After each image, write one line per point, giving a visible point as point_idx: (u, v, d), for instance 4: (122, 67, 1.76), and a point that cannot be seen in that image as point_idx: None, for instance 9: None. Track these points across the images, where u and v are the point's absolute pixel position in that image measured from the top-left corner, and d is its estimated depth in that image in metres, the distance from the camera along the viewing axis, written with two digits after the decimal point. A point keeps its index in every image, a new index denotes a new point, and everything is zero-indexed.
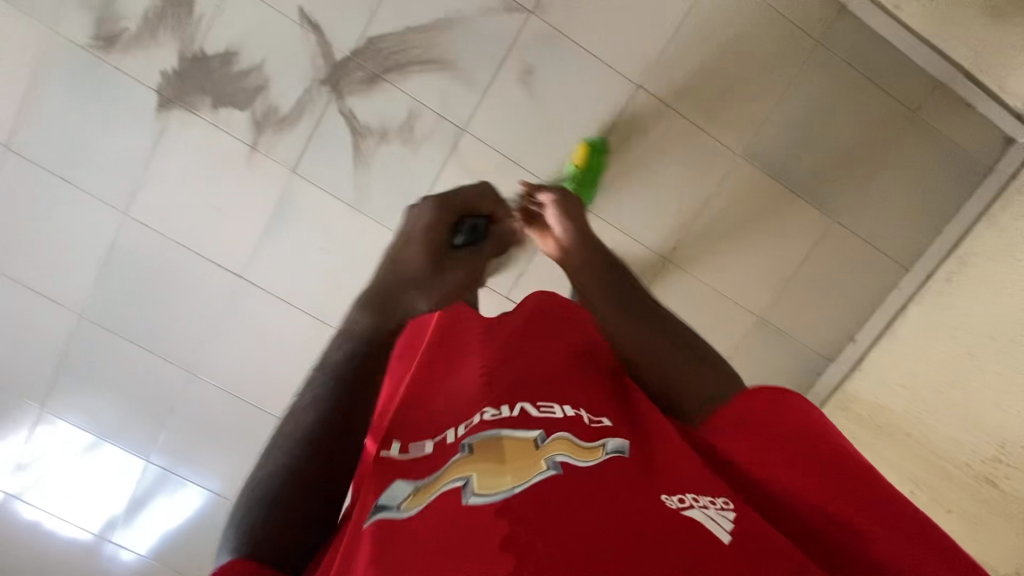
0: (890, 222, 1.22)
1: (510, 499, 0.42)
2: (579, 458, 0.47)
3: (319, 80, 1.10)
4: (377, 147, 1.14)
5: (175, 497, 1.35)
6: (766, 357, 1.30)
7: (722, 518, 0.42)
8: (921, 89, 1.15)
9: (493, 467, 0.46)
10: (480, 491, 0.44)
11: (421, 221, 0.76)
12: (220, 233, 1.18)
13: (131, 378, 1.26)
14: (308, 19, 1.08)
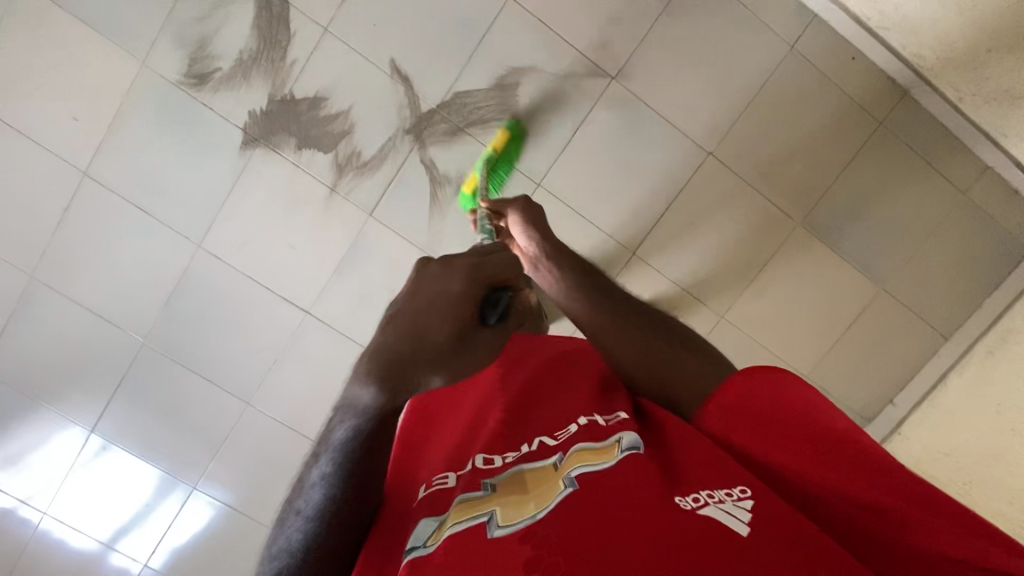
0: (936, 295, 1.27)
1: (533, 526, 0.46)
2: (598, 463, 0.52)
3: (404, 129, 1.14)
4: (454, 196, 1.18)
5: (186, 507, 1.31)
6: None
7: (738, 511, 0.46)
8: (971, 173, 1.22)
9: (518, 499, 0.50)
10: (508, 522, 0.47)
11: (436, 293, 0.63)
12: (292, 268, 1.19)
13: (176, 395, 1.26)
14: (399, 70, 1.12)
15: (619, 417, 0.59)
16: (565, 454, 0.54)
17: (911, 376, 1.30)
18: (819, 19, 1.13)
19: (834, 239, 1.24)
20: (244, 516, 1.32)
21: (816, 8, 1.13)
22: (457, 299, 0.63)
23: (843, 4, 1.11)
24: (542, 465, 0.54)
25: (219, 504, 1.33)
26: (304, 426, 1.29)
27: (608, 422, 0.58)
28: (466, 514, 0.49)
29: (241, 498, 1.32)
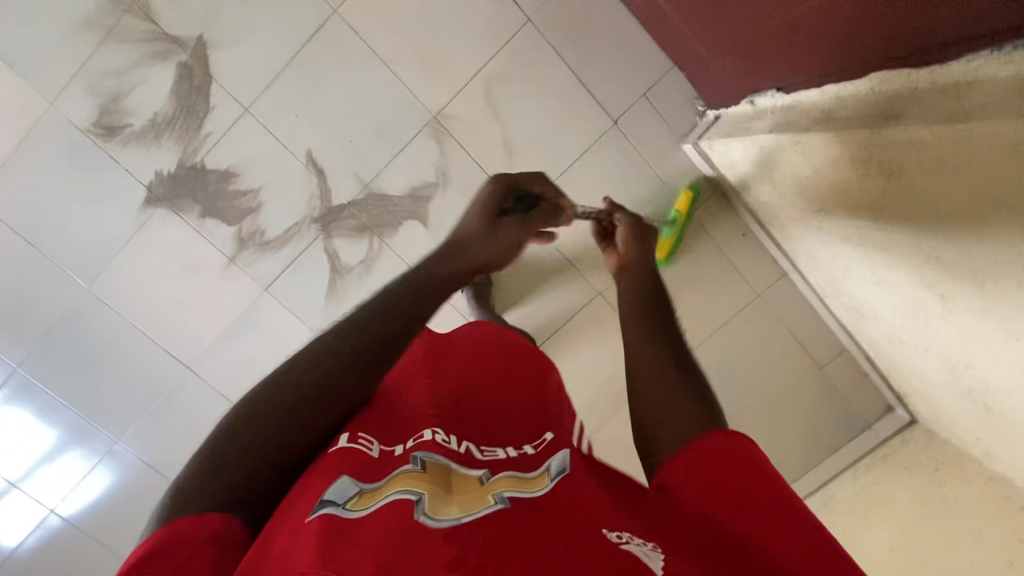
0: (782, 452, 1.38)
1: (460, 524, 0.43)
2: (525, 489, 0.50)
3: (312, 218, 1.16)
4: (352, 286, 1.20)
5: (24, 519, 1.28)
6: None
7: (653, 554, 0.43)
8: (829, 351, 1.33)
9: (443, 497, 0.47)
10: (437, 514, 0.44)
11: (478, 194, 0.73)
12: (181, 325, 1.21)
13: (35, 413, 1.23)
14: (314, 162, 1.13)
15: (544, 441, 0.60)
16: (496, 474, 0.52)
17: None
18: (718, 195, 1.20)
19: None
20: (87, 538, 1.31)
21: (717, 185, 1.19)
22: (486, 188, 0.72)
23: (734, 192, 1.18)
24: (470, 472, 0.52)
25: (61, 522, 1.30)
26: (168, 470, 1.30)
27: (537, 449, 0.58)
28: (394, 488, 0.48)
29: (88, 521, 1.30)
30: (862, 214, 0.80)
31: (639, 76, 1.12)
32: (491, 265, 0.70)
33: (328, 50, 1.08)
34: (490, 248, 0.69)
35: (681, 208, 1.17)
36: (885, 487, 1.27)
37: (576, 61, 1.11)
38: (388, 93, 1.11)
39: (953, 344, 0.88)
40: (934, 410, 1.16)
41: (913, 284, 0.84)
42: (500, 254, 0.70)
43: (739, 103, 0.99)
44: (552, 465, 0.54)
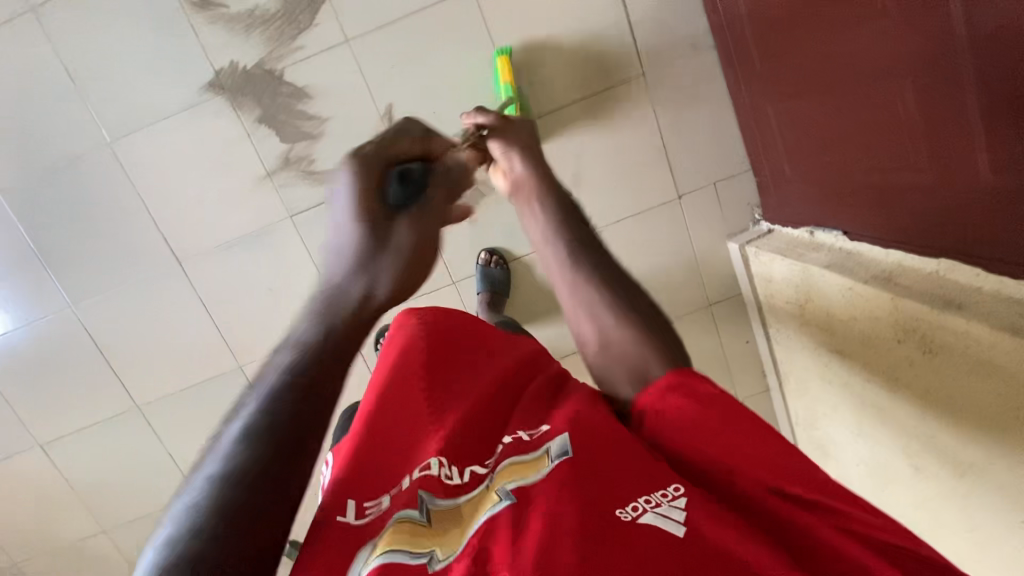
0: None
1: (472, 543, 0.43)
2: (531, 475, 0.49)
3: None
4: None
5: None
6: None
7: (672, 513, 0.43)
8: None
9: (457, 539, 0.45)
10: (449, 557, 0.43)
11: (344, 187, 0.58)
12: (189, 218, 1.15)
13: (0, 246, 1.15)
14: (389, 117, 1.12)
15: (545, 428, 0.54)
16: (503, 468, 0.52)
17: None
18: (740, 298, 1.25)
19: None
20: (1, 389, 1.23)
21: (742, 290, 1.24)
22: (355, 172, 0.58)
23: (750, 296, 1.21)
24: (475, 491, 0.51)
25: None
26: (112, 354, 1.23)
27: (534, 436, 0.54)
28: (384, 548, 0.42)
29: (9, 372, 1.22)
30: (879, 372, 0.86)
31: (716, 166, 1.17)
32: (405, 283, 0.57)
33: (448, 20, 1.07)
34: (397, 253, 0.56)
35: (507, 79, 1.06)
36: None
37: (668, 128, 1.14)
38: (487, 84, 1.11)
39: (903, 514, 0.94)
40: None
41: (893, 450, 0.91)
42: (410, 253, 0.57)
43: (795, 227, 1.07)
44: (552, 441, 0.51)
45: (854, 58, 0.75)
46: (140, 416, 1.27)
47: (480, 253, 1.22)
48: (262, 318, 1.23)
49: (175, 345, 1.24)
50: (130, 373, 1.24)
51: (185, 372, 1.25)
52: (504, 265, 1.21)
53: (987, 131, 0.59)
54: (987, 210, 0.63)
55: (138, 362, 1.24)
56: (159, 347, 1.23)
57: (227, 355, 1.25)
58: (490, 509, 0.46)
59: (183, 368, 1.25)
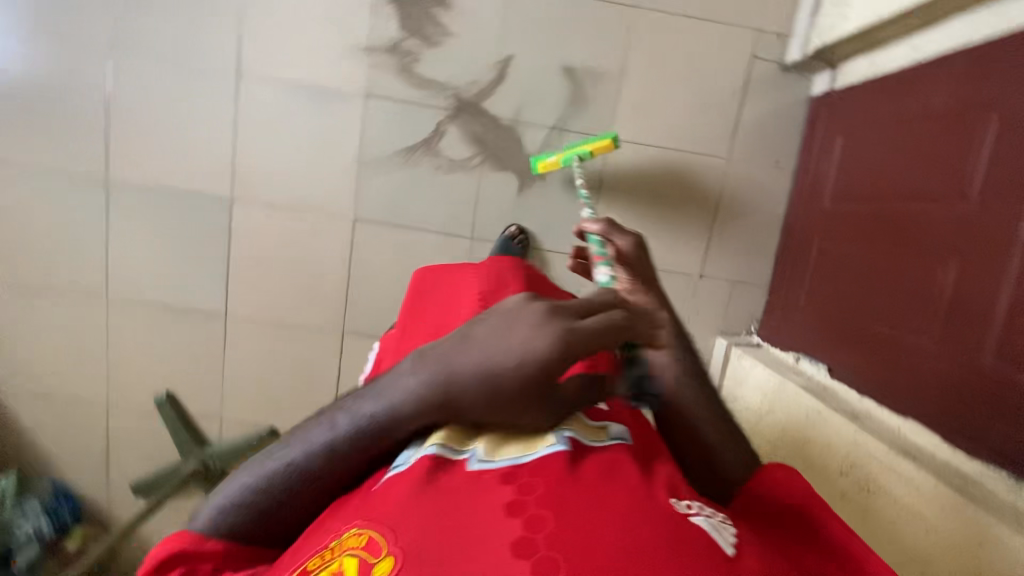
0: None
1: (515, 467, 0.42)
2: (583, 432, 0.48)
3: (457, 95, 1.16)
4: (424, 166, 1.19)
5: None
6: None
7: (723, 531, 0.39)
8: None
9: (499, 437, 0.46)
10: (492, 457, 0.44)
11: (519, 328, 0.42)
12: (275, 42, 1.13)
13: None
14: (504, 66, 1.16)
15: (604, 408, 0.57)
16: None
17: None
18: None
19: None
20: None
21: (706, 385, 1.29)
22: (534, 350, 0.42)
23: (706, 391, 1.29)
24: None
25: None
26: (116, 116, 1.15)
27: (598, 406, 0.56)
28: (428, 444, 0.45)
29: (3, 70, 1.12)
30: None
31: (742, 269, 1.24)
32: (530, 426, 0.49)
33: (599, 19, 1.14)
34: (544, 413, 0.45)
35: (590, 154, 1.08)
36: None
37: (724, 216, 1.22)
38: (600, 89, 1.16)
39: None
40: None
41: None
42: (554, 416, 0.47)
43: (783, 351, 1.15)
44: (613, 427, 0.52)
45: (914, 229, 0.85)
46: (101, 186, 1.17)
47: (510, 227, 1.20)
48: (280, 167, 1.18)
49: (181, 144, 1.17)
50: (120, 143, 1.16)
51: (173, 173, 1.18)
52: (525, 248, 1.18)
53: (1004, 333, 0.68)
54: (968, 398, 0.71)
55: (136, 138, 1.16)
56: (165, 135, 1.16)
57: (223, 182, 1.19)
58: (540, 450, 0.44)
59: (174, 168, 1.17)
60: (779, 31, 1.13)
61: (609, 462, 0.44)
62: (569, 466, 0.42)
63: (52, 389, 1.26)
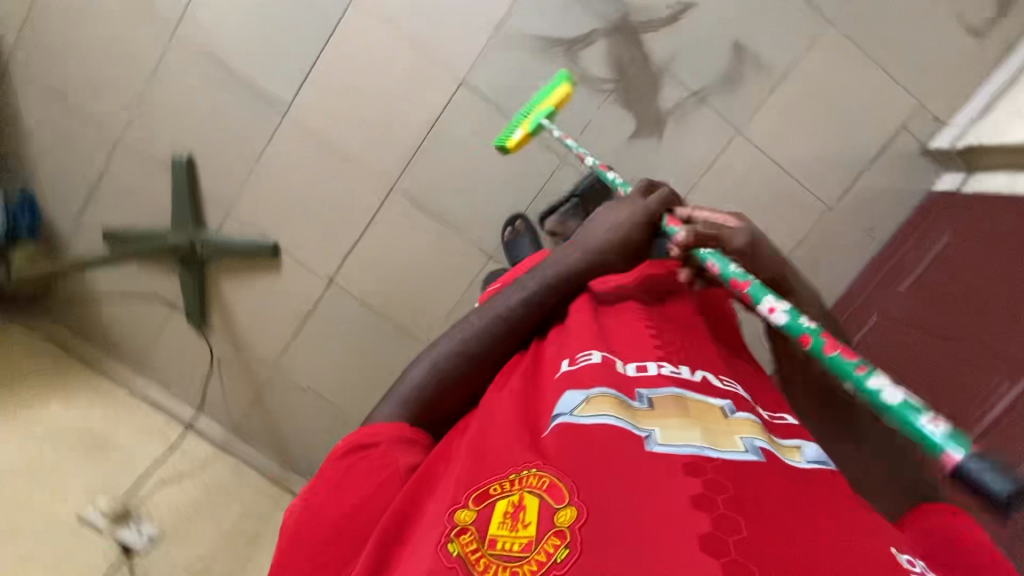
0: None
1: (700, 459, 0.39)
2: (772, 445, 0.43)
3: (622, 13, 1.09)
4: (554, 64, 1.12)
5: None
6: (315, 428, 1.32)
7: None
8: None
9: (676, 422, 0.43)
10: (672, 443, 0.41)
11: (606, 225, 0.68)
12: None
13: None
14: (680, 10, 1.09)
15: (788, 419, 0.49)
16: (743, 415, 0.46)
17: None
18: None
19: None
20: None
21: None
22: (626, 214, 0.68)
23: None
24: (709, 403, 0.47)
25: None
26: None
27: (778, 420, 0.49)
28: (598, 411, 0.44)
29: None
30: None
31: None
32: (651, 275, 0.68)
33: (790, 15, 1.09)
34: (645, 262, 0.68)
35: (551, 108, 1.04)
36: None
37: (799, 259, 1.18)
38: (755, 81, 1.11)
39: None
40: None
41: None
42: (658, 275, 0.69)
43: None
44: (811, 450, 0.46)
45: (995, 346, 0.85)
46: None
47: None
48: None
49: None
50: None
51: None
52: None
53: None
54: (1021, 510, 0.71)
55: None
56: None
57: None
58: (724, 451, 0.41)
59: None
60: (939, 115, 1.11)
61: (808, 485, 0.39)
62: (763, 476, 0.39)
63: (88, 101, 1.19)
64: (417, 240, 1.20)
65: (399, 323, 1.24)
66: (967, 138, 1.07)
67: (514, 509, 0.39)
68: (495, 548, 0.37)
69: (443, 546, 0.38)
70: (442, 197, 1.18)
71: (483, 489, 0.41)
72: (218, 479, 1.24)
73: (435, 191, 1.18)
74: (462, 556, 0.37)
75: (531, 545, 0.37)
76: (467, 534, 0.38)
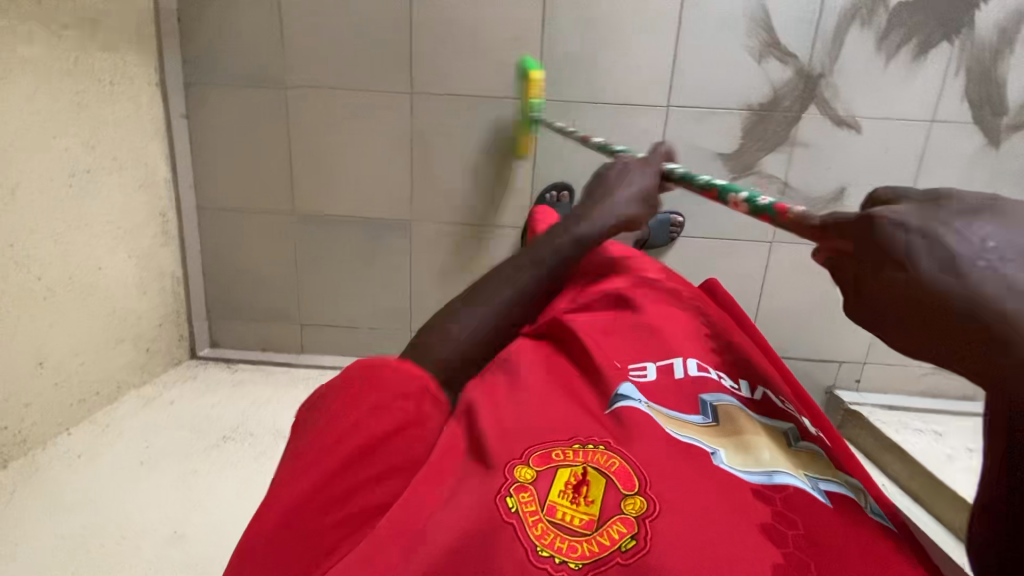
0: (240, 226, 1.21)
1: (775, 482, 0.43)
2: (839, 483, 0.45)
3: (822, 73, 1.07)
4: (747, 39, 1.06)
5: None
6: (243, 27, 1.10)
7: None
8: (296, 332, 1.28)
9: (733, 437, 0.48)
10: (740, 467, 0.45)
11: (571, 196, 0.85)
12: None
13: None
14: (848, 123, 1.10)
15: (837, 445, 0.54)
16: (805, 443, 0.50)
17: (186, 136, 1.16)
18: None
19: (370, 221, 1.21)
20: None
21: None
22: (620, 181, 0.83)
23: None
24: (771, 424, 0.51)
25: None
26: None
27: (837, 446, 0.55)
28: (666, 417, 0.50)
29: None
30: None
31: None
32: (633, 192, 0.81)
33: None
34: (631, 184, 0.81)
35: None
36: (144, 289, 1.10)
37: None
38: None
39: None
40: (199, 387, 1.14)
41: None
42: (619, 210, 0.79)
43: None
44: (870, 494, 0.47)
45: None
46: None
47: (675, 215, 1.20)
48: None
49: None
50: None
51: None
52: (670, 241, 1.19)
53: None
54: None
55: None
56: None
57: None
58: (797, 477, 0.44)
59: None
60: (859, 380, 1.27)
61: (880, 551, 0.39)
62: (826, 517, 0.41)
63: None
64: (508, 12, 1.07)
65: (414, 48, 1.10)
66: (858, 403, 1.21)
67: (578, 481, 0.42)
68: (552, 514, 0.39)
69: (501, 498, 0.41)
70: (564, 9, 1.06)
71: (547, 453, 0.44)
72: None
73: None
74: (519, 514, 0.39)
75: (593, 523, 0.39)
76: (527, 492, 0.41)
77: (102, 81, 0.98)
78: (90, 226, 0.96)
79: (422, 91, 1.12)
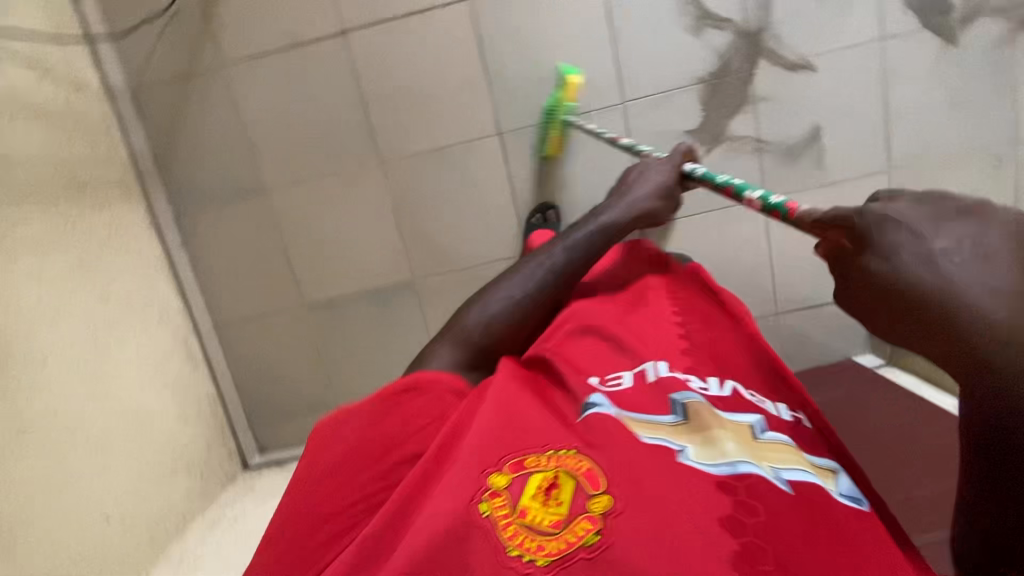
0: (258, 333, 1.25)
1: (731, 478, 0.52)
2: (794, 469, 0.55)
3: (761, 28, 1.09)
4: (680, 19, 1.09)
5: None
6: (214, 151, 1.17)
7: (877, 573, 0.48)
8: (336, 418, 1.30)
9: (695, 435, 0.57)
10: (702, 461, 0.54)
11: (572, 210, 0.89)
12: None
13: None
14: (802, 66, 1.11)
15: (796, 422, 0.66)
16: (769, 434, 0.60)
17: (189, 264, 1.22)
18: None
19: (376, 292, 1.24)
20: None
21: None
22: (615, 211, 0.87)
23: None
24: (741, 420, 0.60)
25: None
26: None
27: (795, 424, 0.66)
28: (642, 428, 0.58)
29: None
30: None
31: None
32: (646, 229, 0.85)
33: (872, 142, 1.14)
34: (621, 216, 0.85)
35: None
36: (186, 417, 1.14)
37: None
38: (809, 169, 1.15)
39: None
40: (259, 496, 1.16)
41: None
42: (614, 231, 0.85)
43: None
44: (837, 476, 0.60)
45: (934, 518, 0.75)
46: None
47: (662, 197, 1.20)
48: None
49: None
50: None
51: None
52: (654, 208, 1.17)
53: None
54: None
55: None
56: None
57: None
58: (759, 465, 0.54)
59: None
60: None
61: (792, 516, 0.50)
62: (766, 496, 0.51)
63: None
64: (449, 62, 1.12)
65: (373, 121, 1.15)
66: None
67: (550, 487, 0.52)
68: (524, 519, 0.50)
69: (475, 505, 0.51)
70: (500, 45, 1.11)
71: (519, 461, 0.54)
72: (82, 116, 1.06)
73: (497, 36, 1.11)
74: (491, 519, 0.50)
75: (562, 524, 0.50)
76: (501, 498, 0.51)
77: (104, 238, 1.05)
78: (123, 372, 1.01)
79: (391, 158, 1.17)
